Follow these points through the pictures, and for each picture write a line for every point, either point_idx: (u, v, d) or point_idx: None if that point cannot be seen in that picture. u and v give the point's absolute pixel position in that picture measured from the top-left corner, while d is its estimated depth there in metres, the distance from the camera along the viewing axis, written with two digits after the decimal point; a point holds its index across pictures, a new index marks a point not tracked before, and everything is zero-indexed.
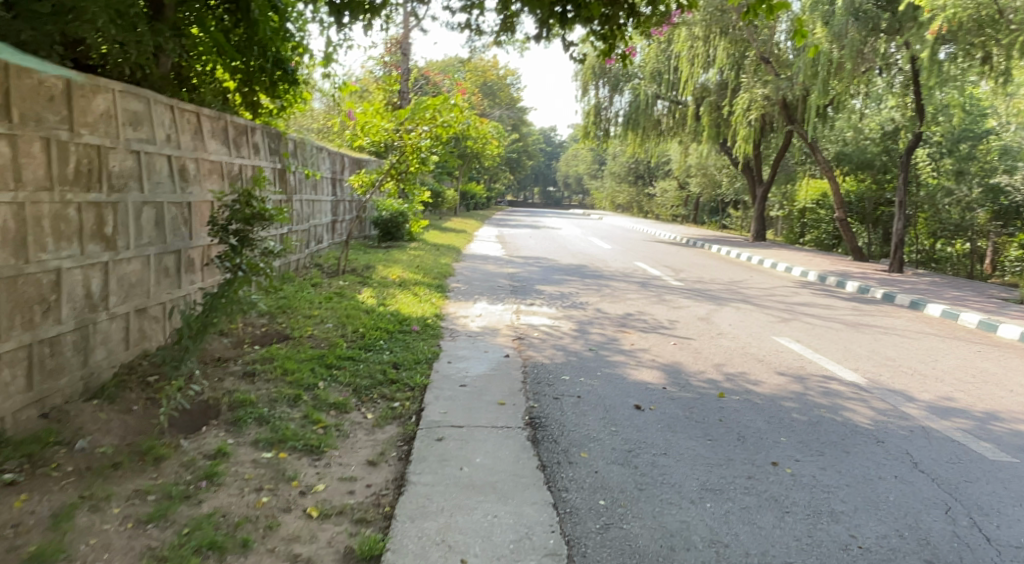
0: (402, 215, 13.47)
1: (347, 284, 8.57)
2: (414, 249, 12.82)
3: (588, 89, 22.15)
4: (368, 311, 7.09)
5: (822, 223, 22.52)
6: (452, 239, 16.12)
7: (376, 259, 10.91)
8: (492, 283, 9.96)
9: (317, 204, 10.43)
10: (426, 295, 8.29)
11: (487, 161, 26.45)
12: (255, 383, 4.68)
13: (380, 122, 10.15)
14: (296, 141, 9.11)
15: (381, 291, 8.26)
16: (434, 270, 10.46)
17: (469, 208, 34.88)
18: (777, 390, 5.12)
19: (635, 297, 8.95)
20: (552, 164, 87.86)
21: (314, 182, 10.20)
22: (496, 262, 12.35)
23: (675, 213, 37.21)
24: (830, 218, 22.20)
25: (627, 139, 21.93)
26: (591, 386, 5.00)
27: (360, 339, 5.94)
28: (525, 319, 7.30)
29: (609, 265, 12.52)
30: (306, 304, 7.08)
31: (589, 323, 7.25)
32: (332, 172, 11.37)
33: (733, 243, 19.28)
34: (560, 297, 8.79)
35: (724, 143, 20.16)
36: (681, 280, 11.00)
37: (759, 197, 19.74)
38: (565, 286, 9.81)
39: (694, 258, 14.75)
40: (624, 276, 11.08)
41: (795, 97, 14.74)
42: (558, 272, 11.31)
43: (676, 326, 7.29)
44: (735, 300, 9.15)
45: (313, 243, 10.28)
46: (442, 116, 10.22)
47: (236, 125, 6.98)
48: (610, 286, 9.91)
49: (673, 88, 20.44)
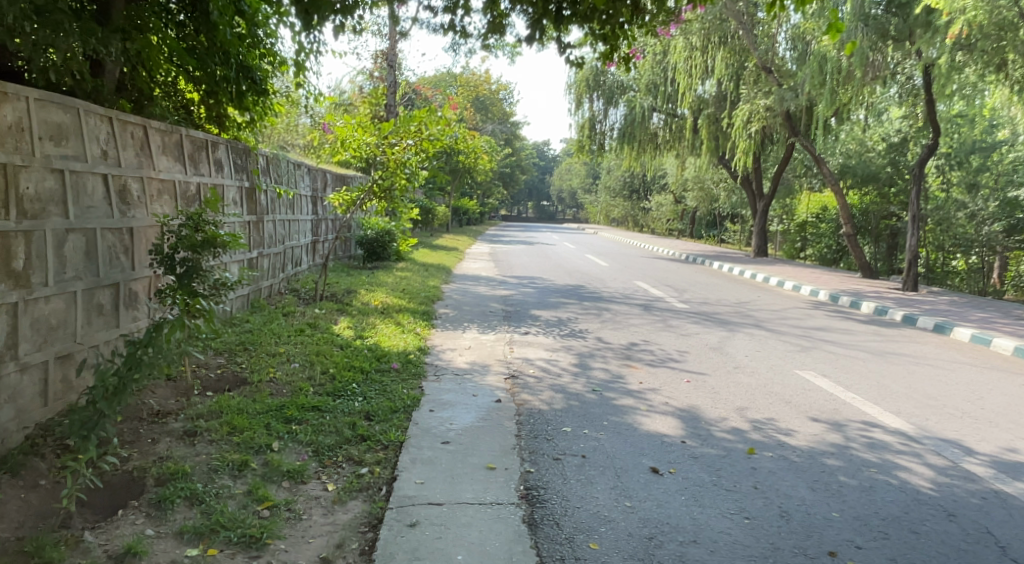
0: (388, 233, 12.74)
1: (323, 314, 7.81)
2: (401, 271, 12.07)
3: (582, 102, 21.54)
4: (342, 345, 6.32)
5: (824, 237, 21.90)
6: (442, 258, 15.39)
7: (358, 283, 10.14)
8: (483, 308, 9.21)
9: (293, 224, 9.68)
10: (409, 325, 7.53)
11: (478, 177, 25.78)
12: (195, 446, 3.92)
13: (361, 134, 9.40)
14: (267, 158, 8.39)
15: (361, 321, 7.48)
16: (421, 294, 9.72)
17: (461, 225, 34.20)
18: (813, 442, 4.38)
19: (638, 323, 8.22)
20: (546, 179, 87.43)
21: (289, 201, 9.45)
22: (488, 284, 11.60)
23: (672, 227, 36.51)
24: (833, 232, 21.56)
25: (622, 153, 21.29)
26: (596, 440, 4.25)
27: (329, 382, 5.19)
28: (518, 353, 6.57)
29: (608, 285, 11.80)
30: (273, 338, 6.32)
31: (590, 355, 6.52)
32: (312, 190, 10.65)
33: (734, 259, 18.60)
34: (556, 324, 8.06)
35: (722, 156, 19.54)
36: (686, 301, 10.28)
37: (760, 211, 19.08)
38: (562, 310, 9.09)
39: (696, 276, 14.05)
40: (625, 298, 10.36)
41: (798, 108, 13.92)
42: (554, 294, 10.58)
43: (687, 358, 6.56)
44: (747, 325, 8.43)
45: (289, 266, 9.51)
46: (428, 129, 9.48)
47: (194, 139, 6.25)
48: (609, 310, 9.19)
49: (670, 101, 19.84)
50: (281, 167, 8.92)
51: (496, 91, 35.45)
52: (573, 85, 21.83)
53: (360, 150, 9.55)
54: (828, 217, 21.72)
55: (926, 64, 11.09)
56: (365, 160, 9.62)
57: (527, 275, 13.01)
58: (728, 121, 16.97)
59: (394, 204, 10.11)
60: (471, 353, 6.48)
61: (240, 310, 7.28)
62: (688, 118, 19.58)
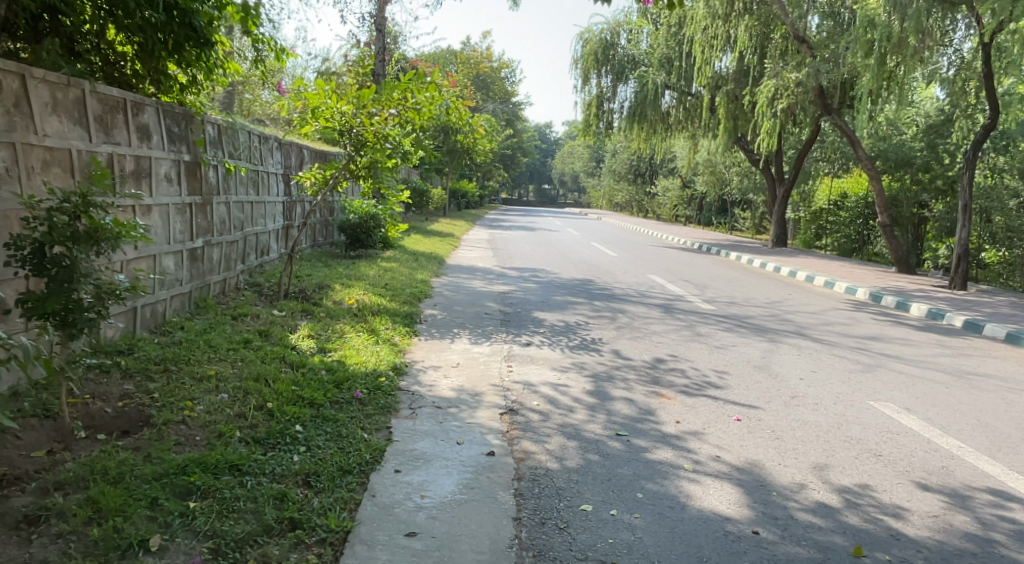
0: (373, 219, 11.39)
1: (283, 317, 6.47)
2: (388, 261, 10.72)
3: (589, 77, 20.04)
4: (294, 363, 4.99)
5: (842, 225, 20.60)
6: (434, 245, 14.04)
7: (334, 277, 8.80)
8: (476, 308, 7.87)
9: (257, 207, 8.32)
10: (384, 332, 6.19)
11: (478, 157, 24.33)
12: (31, 547, 2.63)
13: (332, 102, 8.00)
14: (217, 127, 7.02)
15: (325, 327, 6.15)
16: (405, 290, 8.38)
17: (460, 209, 32.78)
18: (938, 532, 3.06)
19: (661, 332, 6.86)
20: (547, 163, 85.93)
21: (251, 181, 8.10)
22: (483, 278, 10.26)
23: (679, 213, 35.11)
24: (853, 220, 20.23)
25: (631, 133, 19.87)
26: (630, 531, 2.94)
27: (262, 424, 3.86)
28: (517, 373, 5.22)
29: (620, 280, 10.45)
30: (206, 354, 4.99)
31: (608, 378, 5.18)
32: (281, 167, 9.35)
33: (752, 250, 17.26)
34: (563, 331, 6.71)
35: (740, 138, 18.12)
36: (712, 302, 8.94)
37: (780, 198, 17.70)
38: (569, 313, 7.74)
39: (714, 269, 12.72)
40: (641, 297, 9.03)
41: (834, 82, 12.51)
42: (559, 292, 9.24)
43: (730, 382, 5.21)
44: (790, 334, 7.08)
45: (251, 257, 8.17)
46: (414, 97, 8.02)
47: (102, 96, 4.89)
48: (624, 313, 7.83)
49: (685, 77, 18.40)
50: (237, 140, 7.56)
51: (498, 68, 33.94)
52: (579, 59, 20.34)
53: (331, 120, 8.15)
54: (850, 204, 20.35)
55: (987, 31, 9.69)
56: (338, 133, 8.22)
57: (528, 267, 11.68)
58: (751, 99, 15.54)
59: (375, 184, 8.76)
60: (459, 374, 5.14)
61: (175, 312, 5.98)
62: (706, 94, 18.14)
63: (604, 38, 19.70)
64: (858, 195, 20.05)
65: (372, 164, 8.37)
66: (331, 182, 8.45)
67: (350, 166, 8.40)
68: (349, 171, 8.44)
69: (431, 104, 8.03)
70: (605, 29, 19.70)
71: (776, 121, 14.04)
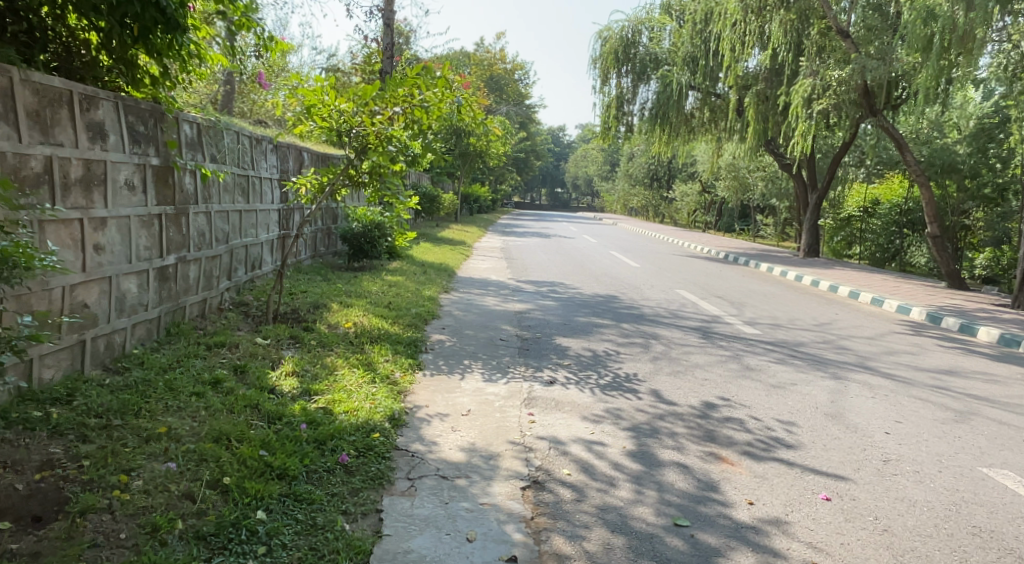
0: (378, 227, 10.55)
1: (266, 347, 5.56)
2: (393, 273, 9.86)
3: (609, 76, 19.10)
4: (269, 414, 4.07)
5: (875, 233, 19.58)
6: (444, 254, 13.16)
7: (332, 294, 7.92)
8: (490, 332, 6.95)
9: (247, 216, 7.46)
10: (382, 368, 5.26)
11: (491, 161, 23.46)
12: None
13: (329, 99, 7.05)
14: (197, 126, 6.14)
15: (313, 361, 5.23)
16: (411, 310, 7.50)
17: (472, 214, 31.87)
18: None
19: (704, 365, 5.92)
20: (560, 166, 84.99)
21: (238, 187, 7.26)
22: (497, 293, 9.37)
23: (698, 220, 34.09)
24: (886, 228, 19.23)
25: (653, 136, 18.95)
26: None
27: (212, 512, 2.96)
28: (541, 424, 4.30)
29: (648, 297, 9.53)
30: (162, 401, 4.09)
31: (652, 431, 4.25)
32: (275, 172, 8.50)
33: (781, 260, 16.30)
34: (591, 364, 5.78)
35: (770, 141, 17.16)
36: (754, 324, 7.99)
37: (812, 206, 16.72)
38: (595, 339, 6.80)
39: (747, 284, 11.76)
40: (674, 319, 8.10)
41: (880, 82, 11.64)
42: (583, 311, 8.33)
43: (801, 439, 4.27)
44: (853, 368, 6.11)
45: (239, 271, 7.31)
46: (422, 93, 7.01)
47: (38, 87, 4.04)
48: (657, 339, 6.89)
49: (711, 77, 17.44)
50: (221, 142, 6.69)
51: (511, 69, 33.07)
52: (598, 58, 19.42)
53: (327, 119, 7.22)
54: (882, 210, 19.34)
55: None
56: (335, 133, 7.31)
57: (546, 280, 10.77)
58: (784, 98, 14.60)
59: (378, 190, 7.86)
60: (471, 427, 4.22)
61: (139, 342, 5.11)
62: (734, 95, 17.20)
63: (625, 35, 18.74)
64: (891, 202, 19.03)
65: (373, 169, 7.45)
66: (326, 188, 7.54)
67: (346, 170, 7.48)
68: (346, 176, 7.53)
69: (441, 102, 7.02)
70: (626, 27, 18.78)
71: (813, 122, 13.08)
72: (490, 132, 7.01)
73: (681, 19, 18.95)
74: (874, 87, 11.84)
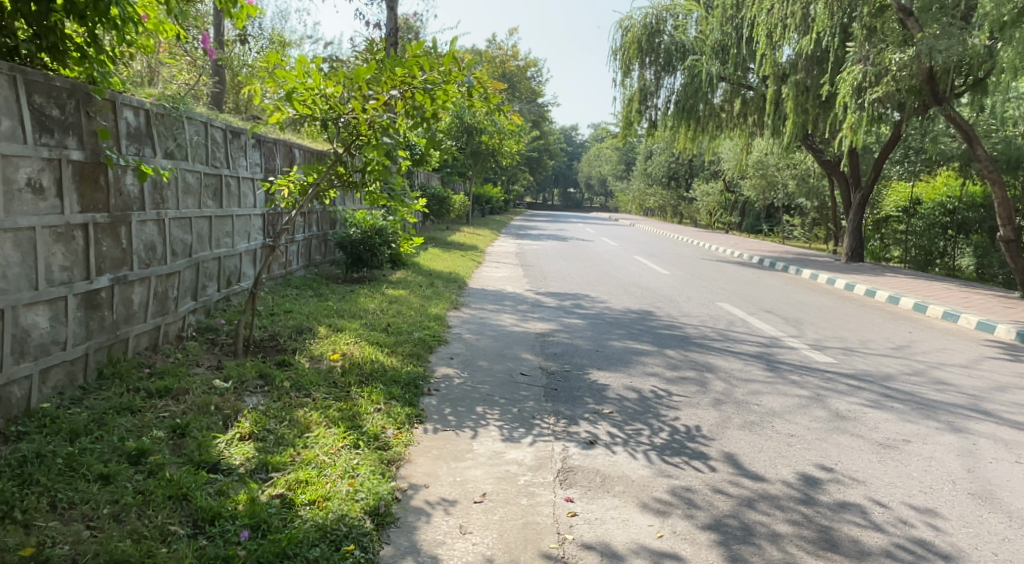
0: (379, 233, 9.37)
1: (222, 392, 4.31)
2: (395, 286, 8.65)
3: (631, 68, 17.87)
4: (197, 515, 2.86)
5: (916, 235, 18.28)
6: (454, 261, 11.96)
7: (321, 314, 6.68)
8: (509, 362, 5.71)
9: (217, 223, 6.25)
10: (370, 423, 4.01)
11: (504, 160, 22.24)
12: None
13: (314, 82, 5.66)
14: (144, 114, 4.88)
15: (281, 414, 3.99)
16: (415, 335, 6.27)
17: (485, 216, 30.71)
18: None
19: (782, 414, 4.66)
20: (573, 166, 83.62)
21: (208, 189, 6.07)
22: (515, 309, 8.14)
23: (720, 221, 32.70)
24: (930, 229, 17.87)
25: (678, 131, 17.71)
26: None
27: None
28: (585, 518, 3.07)
29: (690, 314, 8.27)
30: (48, 492, 2.90)
31: (745, 533, 3.02)
32: (255, 167, 7.30)
33: (822, 265, 14.98)
34: (638, 411, 4.53)
35: (807, 136, 15.89)
36: (822, 349, 6.72)
37: (855, 205, 15.39)
38: (638, 372, 5.55)
39: (795, 295, 10.46)
40: (726, 342, 6.83)
41: (946, 66, 10.44)
42: (617, 332, 7.08)
43: (957, 543, 3.02)
44: (970, 414, 4.84)
45: (208, 289, 6.10)
46: (424, 74, 5.63)
47: None
48: (713, 372, 5.62)
49: (742, 66, 16.19)
50: (185, 135, 5.49)
51: (525, 65, 31.85)
52: (619, 49, 18.18)
53: (309, 105, 5.84)
54: (924, 209, 17.94)
55: None
56: (319, 124, 5.94)
57: (569, 292, 9.54)
58: (827, 87, 13.36)
59: (373, 190, 6.54)
60: (487, 526, 2.99)
61: (51, 390, 3.91)
62: (768, 86, 15.92)
63: (648, 23, 17.44)
64: (934, 201, 17.62)
65: (366, 165, 6.08)
66: (309, 190, 6.18)
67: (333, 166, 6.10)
68: (333, 175, 6.15)
69: (450, 83, 5.66)
70: (649, 14, 17.52)
71: (864, 114, 12.18)
72: (515, 122, 5.80)
73: (708, 7, 17.68)
74: (937, 72, 10.68)
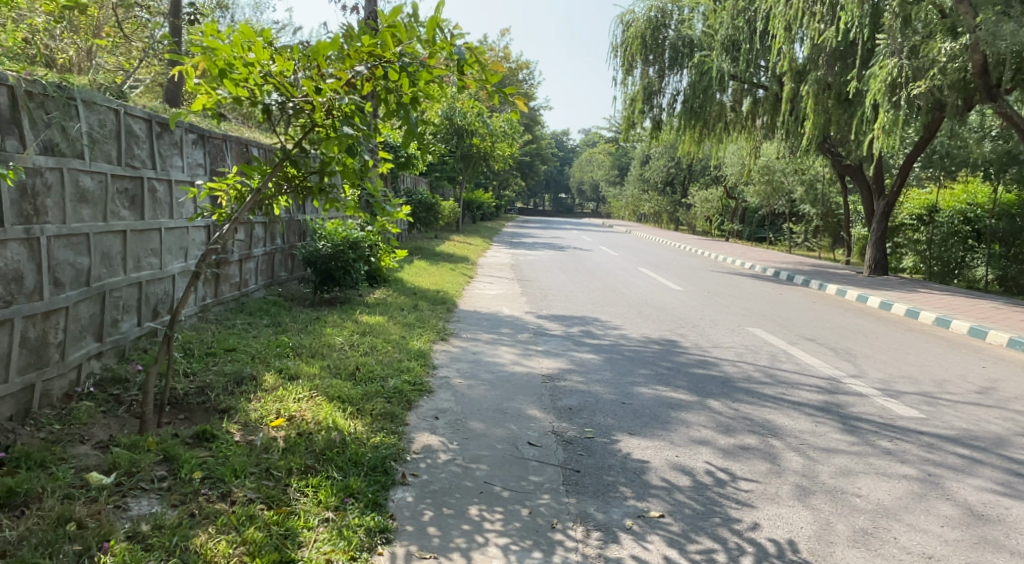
0: (354, 247, 8.00)
1: (95, 498, 2.97)
2: (370, 311, 7.29)
3: (633, 65, 16.62)
4: None
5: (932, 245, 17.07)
6: (442, 277, 10.60)
7: (271, 353, 5.29)
8: (511, 424, 4.34)
9: (133, 240, 4.89)
10: (308, 555, 2.69)
11: (496, 164, 20.88)
12: None
13: (255, 57, 4.16)
14: (6, 91, 3.54)
15: (171, 542, 2.65)
16: (389, 382, 4.92)
17: (475, 222, 29.41)
18: None
19: (898, 512, 3.34)
20: (565, 170, 82.40)
21: (119, 196, 4.72)
22: (515, 340, 6.79)
23: (719, 228, 31.51)
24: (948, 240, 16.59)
25: (685, 133, 16.46)
26: None
27: None
28: None
29: (723, 345, 6.95)
30: None
31: None
32: (192, 167, 5.93)
33: (844, 278, 13.76)
34: (699, 513, 3.21)
35: (825, 139, 14.76)
36: (899, 397, 5.41)
37: (879, 213, 14.20)
38: (683, 437, 4.22)
39: (831, 318, 9.19)
40: (779, 387, 5.51)
41: (1002, 58, 9.35)
42: (642, 373, 5.74)
43: None
44: None
45: (120, 325, 4.74)
46: (400, 47, 4.24)
47: None
48: (778, 438, 4.29)
49: (755, 63, 14.97)
50: (80, 125, 4.14)
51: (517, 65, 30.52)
52: (620, 45, 16.93)
53: (247, 87, 4.35)
54: (939, 218, 16.72)
55: None
56: (262, 113, 4.43)
57: (575, 315, 8.21)
58: (855, 83, 12.15)
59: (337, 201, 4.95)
60: None
61: None
62: (783, 85, 14.71)
63: (652, 17, 16.19)
64: (952, 207, 16.39)
65: (326, 165, 4.50)
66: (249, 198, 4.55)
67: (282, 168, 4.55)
68: (284, 179, 4.59)
69: (433, 58, 4.26)
70: (653, 8, 16.27)
71: (899, 113, 11.01)
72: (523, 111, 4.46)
73: None
74: (992, 63, 9.59)
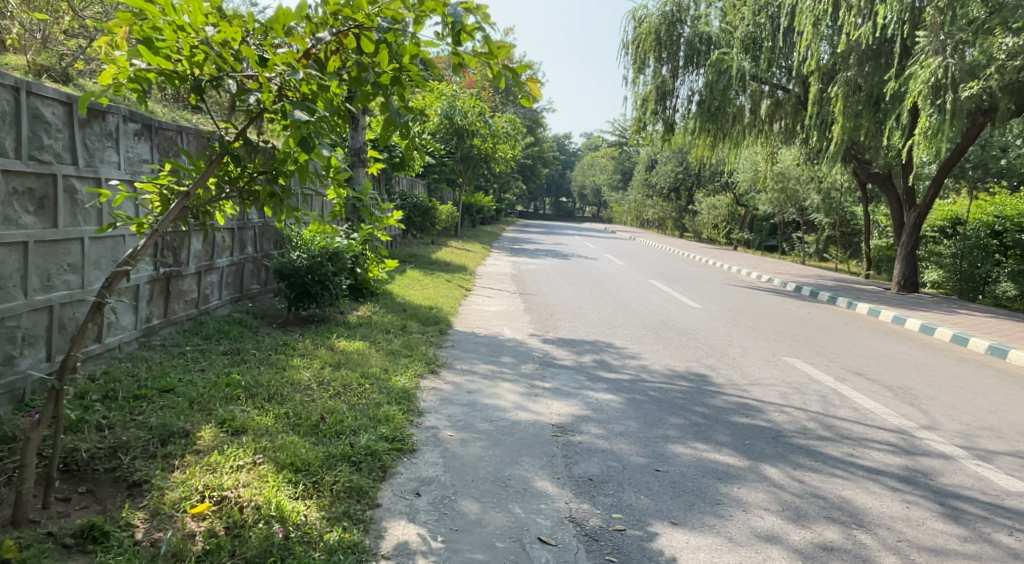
0: (336, 259, 6.97)
1: None
2: (350, 334, 6.25)
3: (645, 63, 15.60)
4: None
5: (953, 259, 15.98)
6: (437, 289, 9.59)
7: (216, 395, 4.25)
8: (514, 505, 3.32)
9: (41, 252, 3.89)
10: None
11: (498, 166, 19.87)
12: None
13: (188, 20, 3.03)
14: None
15: None
16: (361, 436, 3.90)
17: (475, 226, 28.40)
18: None
19: None
20: (566, 174, 81.47)
21: (18, 198, 3.72)
22: (519, 373, 5.77)
23: (726, 237, 30.55)
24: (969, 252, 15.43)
25: (700, 135, 15.44)
26: None
27: None
28: None
29: (763, 382, 5.92)
30: None
31: None
32: (128, 157, 4.86)
33: (871, 295, 12.77)
34: None
35: (851, 146, 13.79)
36: (993, 460, 4.40)
37: (910, 226, 13.20)
38: (744, 530, 3.21)
39: (874, 345, 8.18)
40: (843, 445, 4.50)
41: None
42: (674, 421, 4.73)
43: None
44: None
45: (19, 361, 3.74)
46: (376, 10, 3.23)
47: None
48: (867, 532, 3.28)
49: (776, 61, 13.98)
50: None
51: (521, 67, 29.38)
52: (631, 42, 15.90)
53: (176, 60, 3.21)
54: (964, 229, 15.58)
55: None
56: (194, 94, 3.29)
57: (586, 340, 7.19)
58: (892, 84, 11.17)
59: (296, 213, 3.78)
60: None
61: None
62: (807, 86, 13.73)
63: (666, 12, 15.19)
64: (979, 220, 15.22)
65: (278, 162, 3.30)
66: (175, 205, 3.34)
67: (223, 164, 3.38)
68: (223, 180, 3.41)
69: (419, 23, 3.26)
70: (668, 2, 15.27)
71: (946, 117, 10.03)
72: (532, 96, 3.45)
73: None
74: None
